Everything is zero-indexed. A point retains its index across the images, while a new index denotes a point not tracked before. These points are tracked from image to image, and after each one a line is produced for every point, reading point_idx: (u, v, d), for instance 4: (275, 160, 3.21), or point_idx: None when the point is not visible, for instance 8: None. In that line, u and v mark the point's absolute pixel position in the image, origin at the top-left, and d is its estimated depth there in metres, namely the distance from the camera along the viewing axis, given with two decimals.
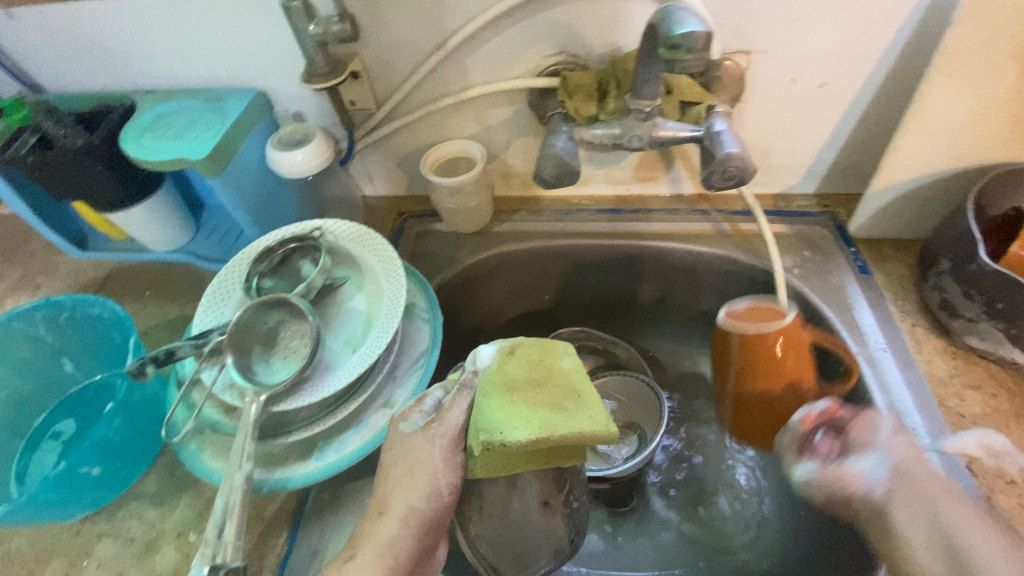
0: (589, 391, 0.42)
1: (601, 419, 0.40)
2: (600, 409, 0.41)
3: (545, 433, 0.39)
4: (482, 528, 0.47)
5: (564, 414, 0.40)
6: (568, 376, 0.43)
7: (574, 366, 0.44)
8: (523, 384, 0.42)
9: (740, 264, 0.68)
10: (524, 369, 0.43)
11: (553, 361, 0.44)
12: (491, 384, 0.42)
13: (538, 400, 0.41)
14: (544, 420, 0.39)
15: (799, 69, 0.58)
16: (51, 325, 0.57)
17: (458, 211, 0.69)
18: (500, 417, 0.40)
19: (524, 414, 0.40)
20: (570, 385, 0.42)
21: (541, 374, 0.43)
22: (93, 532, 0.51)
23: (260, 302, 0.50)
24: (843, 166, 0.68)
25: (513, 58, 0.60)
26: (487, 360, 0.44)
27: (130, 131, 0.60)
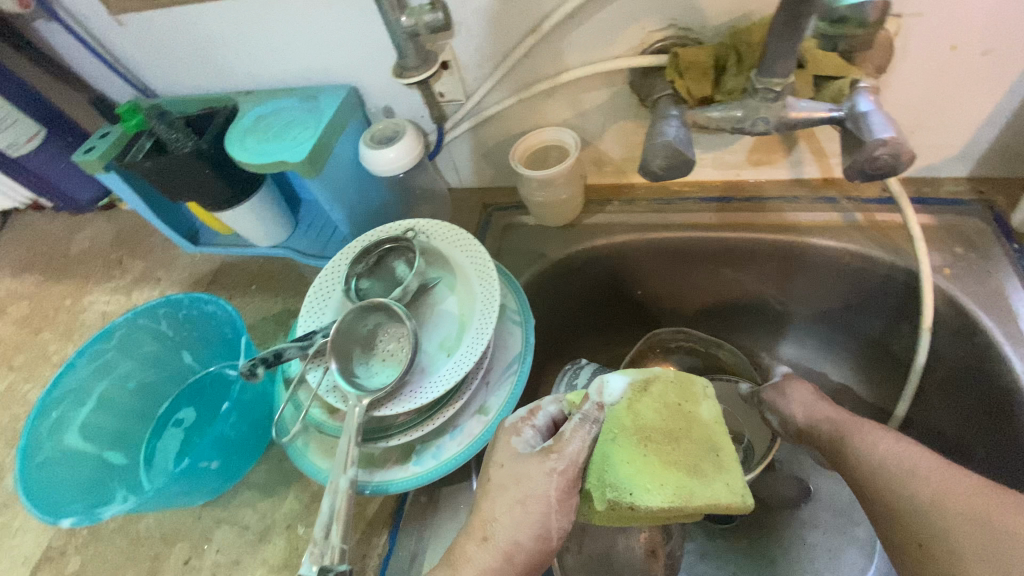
0: (727, 450, 0.41)
1: (738, 490, 0.39)
2: (736, 475, 0.40)
3: (679, 502, 0.37)
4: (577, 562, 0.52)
5: (701, 479, 0.38)
6: (705, 429, 0.41)
7: (712, 417, 0.42)
8: (658, 436, 0.40)
9: (874, 261, 0.59)
10: (658, 415, 0.41)
11: (691, 408, 0.42)
12: (623, 430, 0.40)
13: (674, 458, 0.39)
14: (680, 485, 0.38)
15: (969, 28, 0.48)
16: (172, 321, 0.61)
17: (549, 204, 0.66)
18: (631, 475, 0.38)
19: (659, 476, 0.38)
20: (707, 442, 0.41)
21: (677, 425, 0.41)
22: (212, 518, 0.54)
23: (360, 306, 0.50)
24: (1016, 142, 0.56)
25: (614, 37, 0.54)
26: (619, 396, 0.42)
27: (234, 133, 0.62)
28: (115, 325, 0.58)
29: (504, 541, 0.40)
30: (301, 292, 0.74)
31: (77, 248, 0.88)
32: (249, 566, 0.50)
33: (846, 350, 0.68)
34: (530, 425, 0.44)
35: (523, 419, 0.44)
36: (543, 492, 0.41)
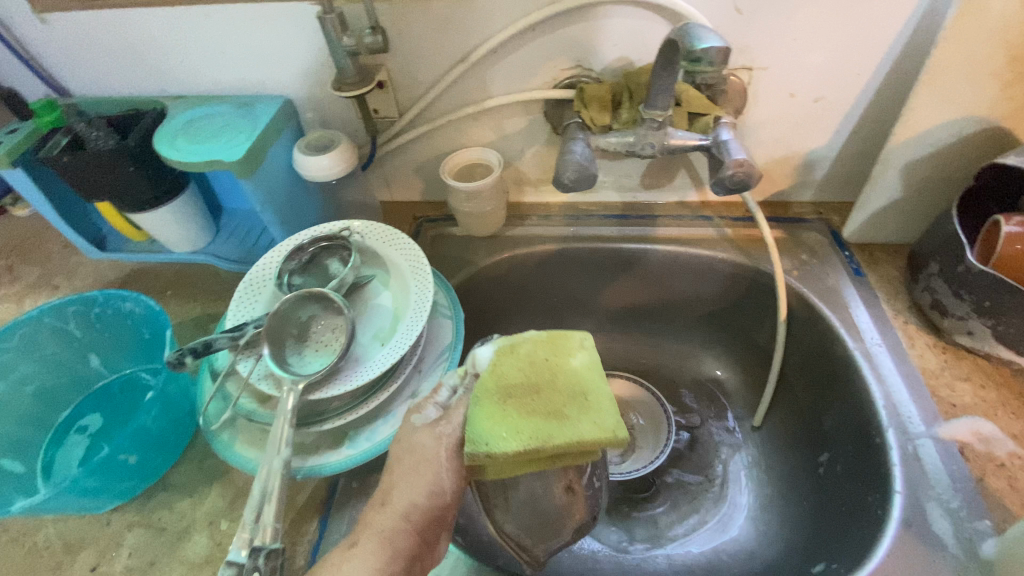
0: (595, 393, 0.42)
1: (604, 426, 0.40)
2: (604, 413, 0.41)
3: (537, 444, 0.39)
4: (506, 518, 0.51)
5: (561, 422, 0.40)
6: (572, 378, 0.43)
7: (582, 364, 0.44)
8: (519, 390, 0.42)
9: (742, 267, 0.72)
10: (521, 371, 0.43)
11: (558, 361, 0.44)
12: (486, 390, 0.42)
13: (533, 407, 0.41)
14: (538, 429, 0.40)
15: (796, 85, 0.63)
16: (82, 320, 0.58)
17: (474, 214, 0.72)
18: (489, 427, 0.40)
19: (517, 425, 0.40)
20: (574, 389, 0.42)
21: (541, 378, 0.43)
22: (124, 523, 0.52)
23: (297, 296, 0.52)
24: (836, 176, 0.73)
25: (532, 71, 0.63)
26: (487, 362, 0.44)
27: (163, 134, 0.62)
28: (17, 323, 0.55)
29: (430, 503, 0.43)
30: (224, 297, 0.73)
31: None
32: (165, 566, 0.49)
33: (726, 346, 0.80)
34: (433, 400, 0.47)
35: (427, 396, 0.47)
36: (457, 457, 0.44)
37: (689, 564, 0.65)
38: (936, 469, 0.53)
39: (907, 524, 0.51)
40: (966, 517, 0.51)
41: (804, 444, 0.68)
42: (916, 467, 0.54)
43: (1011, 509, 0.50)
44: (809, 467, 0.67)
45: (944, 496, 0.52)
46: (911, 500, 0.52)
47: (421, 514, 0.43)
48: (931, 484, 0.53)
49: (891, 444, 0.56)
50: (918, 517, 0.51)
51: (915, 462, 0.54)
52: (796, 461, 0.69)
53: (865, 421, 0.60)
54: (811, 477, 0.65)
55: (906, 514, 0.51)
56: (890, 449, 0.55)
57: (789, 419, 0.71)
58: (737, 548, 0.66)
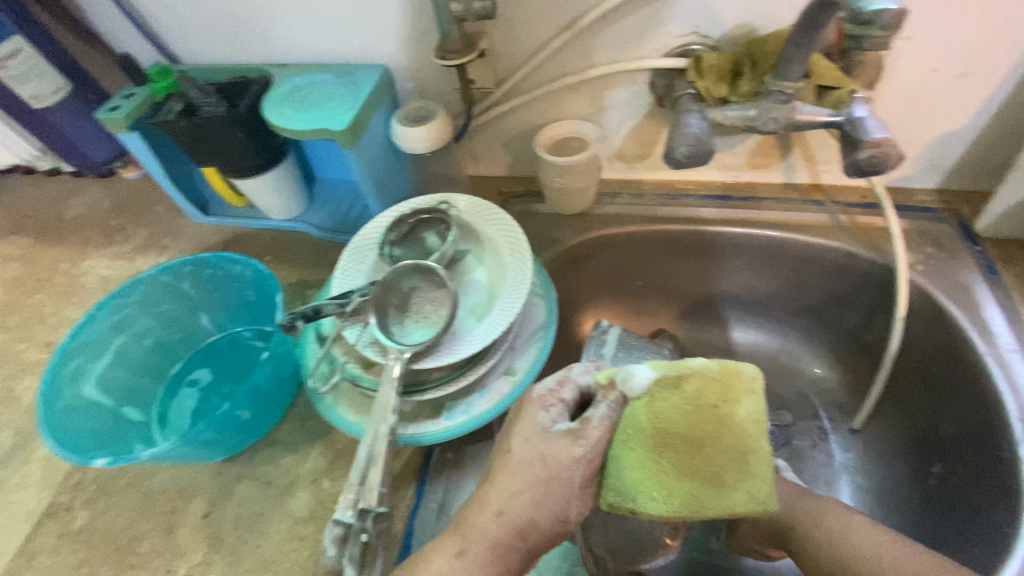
0: (757, 455, 0.40)
1: (760, 498, 0.39)
2: (759, 481, 0.40)
3: (687, 511, 0.40)
4: (601, 538, 0.56)
5: (718, 489, 0.39)
6: (739, 433, 0.40)
7: (750, 417, 0.40)
8: (678, 443, 0.40)
9: (855, 257, 0.66)
10: (682, 418, 0.40)
11: (728, 409, 0.40)
12: (640, 435, 0.41)
13: (690, 469, 0.40)
14: (691, 496, 0.39)
15: (943, 56, 0.56)
16: (194, 281, 0.61)
17: (565, 191, 0.70)
18: (639, 485, 0.40)
19: (669, 487, 0.40)
20: (736, 449, 0.40)
21: (705, 431, 0.40)
22: (234, 474, 0.55)
23: (401, 266, 0.52)
24: (976, 159, 0.65)
25: (641, 39, 0.60)
26: (641, 392, 0.42)
27: (270, 101, 0.63)
28: (138, 280, 0.58)
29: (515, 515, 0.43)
30: (317, 265, 0.74)
31: (73, 213, 0.86)
32: (273, 518, 0.51)
33: (825, 342, 0.75)
34: (557, 399, 0.47)
35: (552, 393, 0.47)
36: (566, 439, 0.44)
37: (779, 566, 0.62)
38: None
39: None
40: None
41: (915, 452, 0.63)
42: None
43: None
44: (917, 476, 0.62)
45: None
46: None
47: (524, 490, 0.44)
48: None
49: (1021, 460, 0.51)
50: None
51: None
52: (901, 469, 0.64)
53: (991, 432, 0.54)
54: (920, 488, 0.61)
55: None
56: (1020, 464, 0.51)
57: (895, 424, 0.66)
58: None
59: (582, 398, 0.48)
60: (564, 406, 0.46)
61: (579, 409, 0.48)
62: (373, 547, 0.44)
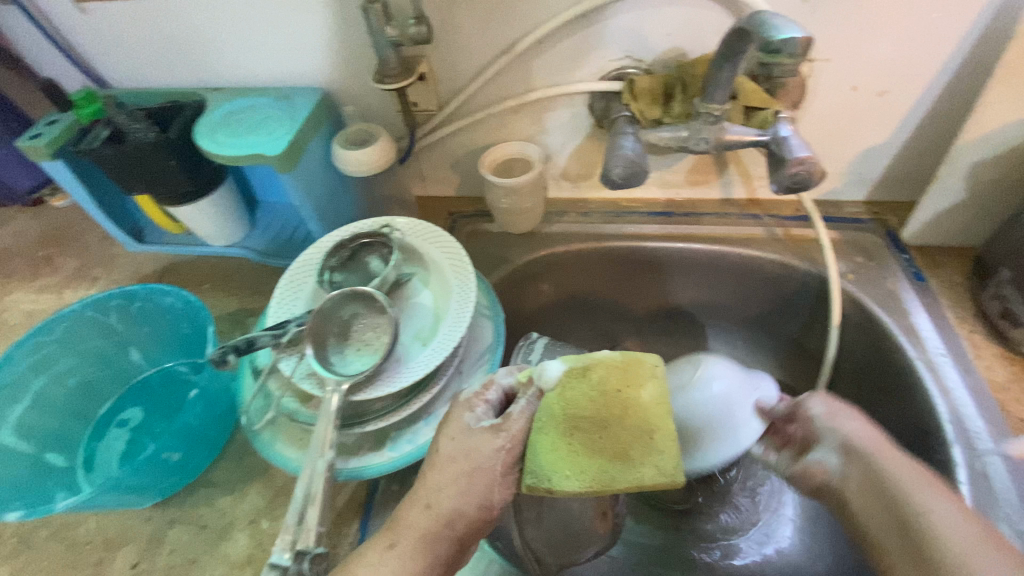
0: (661, 432, 0.42)
1: (667, 471, 0.41)
2: (666, 455, 0.41)
3: (599, 487, 0.41)
4: (535, 533, 0.55)
5: (625, 464, 0.41)
6: (643, 413, 0.42)
7: (654, 399, 0.43)
8: (588, 424, 0.42)
9: (791, 268, 0.69)
10: (589, 402, 0.42)
11: (631, 391, 0.43)
12: (553, 419, 0.42)
13: (600, 446, 0.41)
14: (601, 471, 0.41)
15: (859, 77, 0.59)
16: (123, 314, 0.58)
17: (513, 211, 0.70)
18: (552, 464, 0.41)
19: (580, 464, 0.41)
20: (640, 427, 0.42)
21: (611, 411, 0.42)
22: (165, 519, 0.51)
23: (339, 294, 0.51)
24: (895, 173, 0.69)
25: (578, 63, 0.61)
26: (554, 383, 0.43)
27: (202, 127, 0.61)
28: (59, 316, 0.55)
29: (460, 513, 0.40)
30: (259, 292, 0.72)
31: None
32: (206, 565, 0.48)
33: (771, 350, 0.77)
34: (482, 399, 0.46)
35: (477, 394, 0.46)
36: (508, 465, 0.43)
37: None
38: (1007, 490, 0.50)
39: None
40: None
41: None
42: (985, 486, 0.51)
43: None
44: None
45: (1015, 518, 0.49)
46: (980, 520, 0.49)
47: (466, 518, 0.43)
48: (1000, 504, 0.50)
49: (958, 461, 0.52)
50: None
51: (983, 480, 0.51)
52: None
53: (926, 435, 0.56)
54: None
55: None
56: (956, 465, 0.52)
57: None
58: (782, 562, 0.64)
59: (507, 398, 0.48)
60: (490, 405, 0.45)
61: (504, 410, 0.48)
62: None
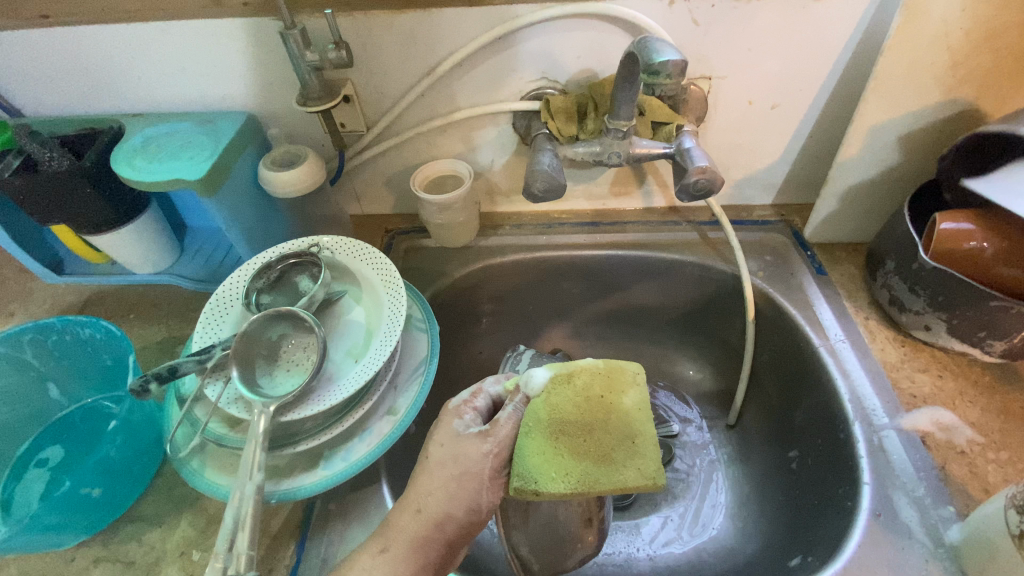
0: (643, 437, 0.44)
1: (650, 474, 0.42)
2: (648, 459, 0.43)
3: (582, 488, 0.42)
4: (521, 537, 0.52)
5: (609, 467, 0.43)
6: (625, 417, 0.45)
7: (635, 404, 0.46)
8: (571, 428, 0.45)
9: (710, 269, 0.74)
10: (574, 407, 0.46)
11: (614, 397, 0.46)
12: (539, 424, 0.45)
13: (584, 449, 0.44)
14: (586, 474, 0.43)
15: (754, 92, 0.65)
16: (39, 349, 0.56)
17: (447, 226, 0.72)
18: (537, 466, 0.43)
19: (564, 466, 0.43)
20: (624, 431, 0.44)
21: (593, 416, 0.45)
22: (90, 558, 0.49)
23: (265, 315, 0.51)
24: (795, 178, 0.75)
25: (498, 84, 0.64)
26: (540, 388, 0.47)
27: (120, 153, 0.60)
28: None
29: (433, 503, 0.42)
30: (191, 318, 0.70)
31: None
32: None
33: (699, 347, 0.82)
34: (471, 407, 0.51)
35: (466, 402, 0.51)
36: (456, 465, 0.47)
37: (670, 565, 0.66)
38: (901, 459, 0.55)
39: (875, 515, 0.52)
40: (931, 505, 0.52)
41: (776, 440, 0.70)
42: (882, 458, 0.56)
43: (971, 494, 0.53)
44: (781, 463, 0.68)
45: (909, 485, 0.54)
46: (879, 490, 0.54)
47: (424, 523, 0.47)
48: (896, 474, 0.55)
49: (858, 437, 0.58)
50: (885, 507, 0.53)
51: (881, 453, 0.56)
52: (768, 459, 0.70)
53: (833, 416, 0.61)
54: (784, 473, 0.67)
55: (875, 505, 0.53)
56: (857, 441, 0.57)
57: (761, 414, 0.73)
58: (717, 545, 0.67)
59: (494, 406, 0.53)
60: (477, 412, 0.50)
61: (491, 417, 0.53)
62: None
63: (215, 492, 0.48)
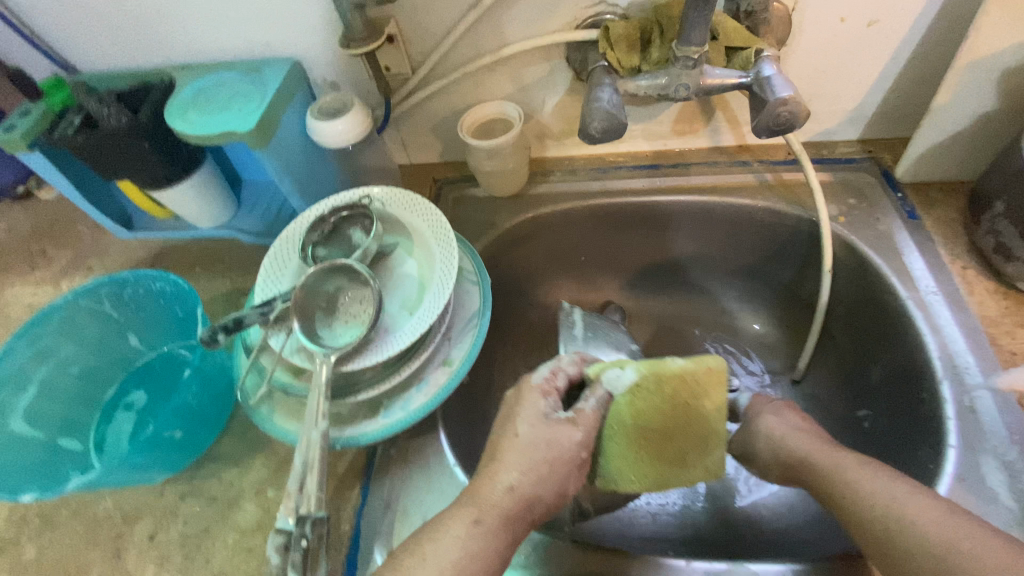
0: (714, 441, 0.56)
1: (712, 468, 0.57)
2: (715, 456, 0.57)
3: (664, 485, 0.57)
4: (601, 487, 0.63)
5: (683, 468, 0.57)
6: (704, 421, 0.56)
7: (712, 408, 0.55)
8: (655, 436, 0.55)
9: (783, 216, 0.69)
10: (659, 418, 0.55)
11: (695, 403, 0.55)
12: (621, 428, 0.54)
13: (663, 455, 0.56)
14: (656, 472, 0.56)
15: (848, 7, 0.56)
16: (116, 301, 0.59)
17: (496, 173, 0.69)
18: (622, 470, 0.55)
19: (646, 470, 0.56)
20: (700, 436, 0.56)
21: (676, 422, 0.55)
22: (176, 493, 0.54)
23: (322, 269, 0.51)
24: (890, 108, 0.66)
25: (551, 12, 0.59)
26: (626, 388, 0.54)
27: (174, 107, 0.61)
28: (54, 307, 0.55)
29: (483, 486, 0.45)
30: (251, 271, 0.72)
31: None
32: (218, 534, 0.51)
33: (761, 298, 0.78)
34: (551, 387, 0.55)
35: (548, 383, 0.55)
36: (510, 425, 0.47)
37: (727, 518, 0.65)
38: (992, 421, 0.51)
39: (959, 479, 0.48)
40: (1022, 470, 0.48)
41: (846, 397, 0.67)
42: (971, 421, 0.51)
43: None
44: (852, 423, 0.66)
45: (999, 448, 0.49)
46: (965, 454, 0.49)
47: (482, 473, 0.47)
48: (986, 436, 0.50)
49: (945, 397, 0.53)
50: (972, 471, 0.49)
51: (970, 414, 0.51)
52: (836, 419, 0.68)
53: (916, 374, 0.56)
54: (855, 432, 0.65)
55: (960, 468, 0.49)
56: (944, 402, 0.52)
57: (834, 369, 0.70)
58: (777, 501, 0.65)
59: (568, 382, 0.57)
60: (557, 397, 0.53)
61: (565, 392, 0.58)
62: (315, 550, 0.42)
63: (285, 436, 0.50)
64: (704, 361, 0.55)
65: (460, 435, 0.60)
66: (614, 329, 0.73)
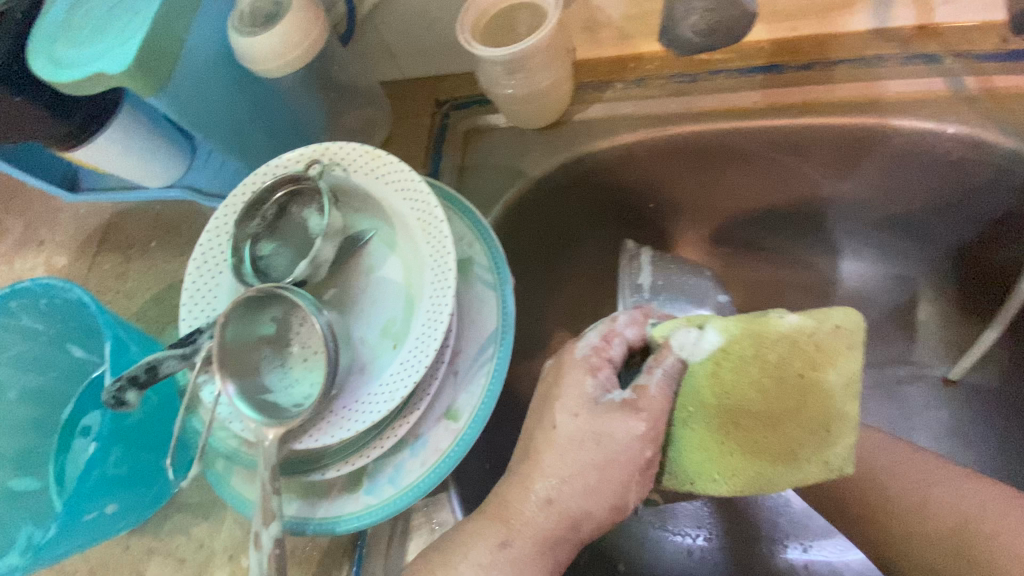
0: (839, 423, 0.32)
1: (835, 464, 0.33)
2: (840, 448, 0.32)
3: (754, 488, 0.33)
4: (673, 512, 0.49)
5: (789, 465, 0.33)
6: (827, 400, 0.32)
7: (844, 383, 0.32)
8: (749, 419, 0.33)
9: (988, 149, 0.43)
10: (754, 390, 0.33)
11: (816, 376, 0.32)
12: (698, 405, 0.34)
13: (757, 442, 0.33)
14: (755, 474, 0.33)
15: None
16: (35, 313, 0.46)
17: (524, 97, 0.46)
18: (697, 463, 0.34)
19: (731, 464, 0.33)
20: (819, 418, 0.32)
21: (783, 403, 0.32)
22: (143, 549, 0.44)
23: (241, 304, 0.34)
24: None
25: None
26: (707, 353, 0.34)
27: (38, 35, 0.40)
28: None
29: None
30: None
31: None
32: None
33: (914, 260, 0.54)
34: (605, 358, 0.37)
35: (598, 351, 0.36)
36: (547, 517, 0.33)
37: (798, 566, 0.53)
38: None
39: None
40: None
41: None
42: None
43: None
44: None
45: None
46: None
47: None
48: None
49: None
50: None
51: None
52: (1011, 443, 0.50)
53: None
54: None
55: None
56: None
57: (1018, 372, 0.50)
58: None
59: (629, 355, 0.38)
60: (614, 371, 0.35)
61: (626, 369, 0.38)
62: None
63: (242, 509, 0.37)
64: (833, 312, 0.32)
65: (480, 476, 0.45)
66: (692, 271, 0.54)
